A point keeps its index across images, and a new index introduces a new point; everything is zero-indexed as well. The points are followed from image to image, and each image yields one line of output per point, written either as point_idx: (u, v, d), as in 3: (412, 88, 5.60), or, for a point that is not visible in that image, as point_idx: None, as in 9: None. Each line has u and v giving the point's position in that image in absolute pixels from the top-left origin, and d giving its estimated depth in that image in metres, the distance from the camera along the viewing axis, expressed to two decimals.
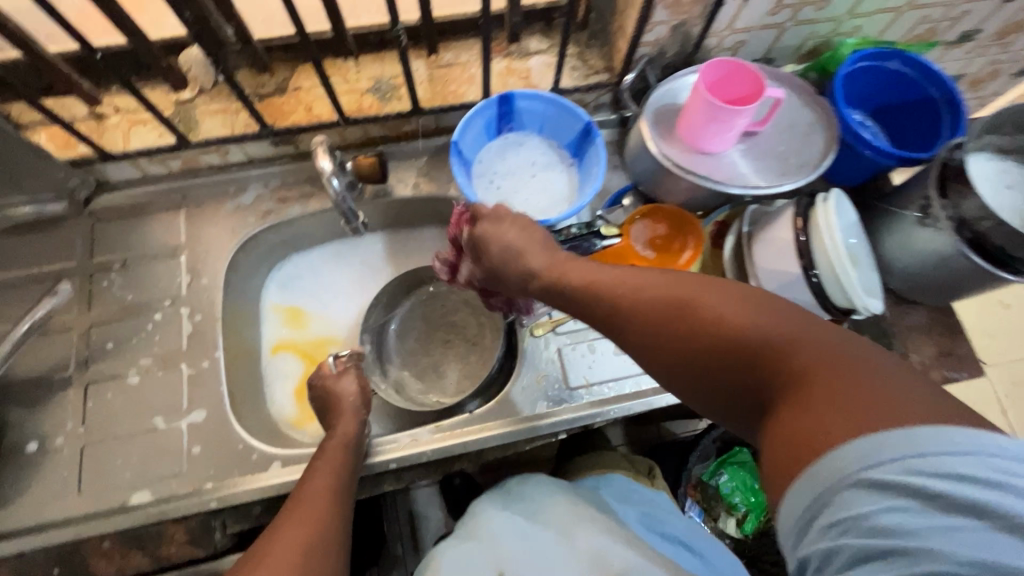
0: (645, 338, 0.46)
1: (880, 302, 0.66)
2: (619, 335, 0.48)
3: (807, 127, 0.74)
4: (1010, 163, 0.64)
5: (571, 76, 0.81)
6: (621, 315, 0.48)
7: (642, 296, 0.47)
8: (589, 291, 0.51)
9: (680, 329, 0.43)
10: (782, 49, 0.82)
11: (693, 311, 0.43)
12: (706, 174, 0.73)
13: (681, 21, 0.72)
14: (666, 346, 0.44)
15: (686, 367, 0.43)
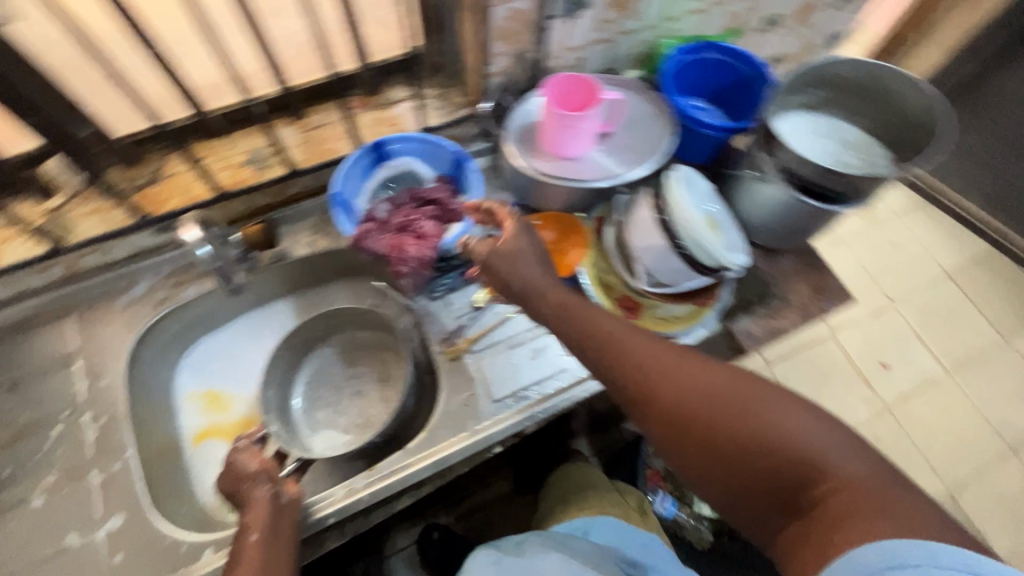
0: (682, 424, 0.54)
1: (745, 256, 0.73)
2: (650, 414, 0.56)
3: (649, 119, 0.83)
4: (819, 116, 0.74)
5: (437, 114, 0.87)
6: (663, 401, 0.55)
7: (697, 389, 0.53)
8: (635, 370, 0.57)
9: (722, 424, 0.51)
10: (619, 58, 0.92)
11: (740, 406, 0.51)
12: (572, 176, 0.80)
13: (519, 49, 0.79)
14: (706, 434, 0.52)
15: (719, 454, 0.51)
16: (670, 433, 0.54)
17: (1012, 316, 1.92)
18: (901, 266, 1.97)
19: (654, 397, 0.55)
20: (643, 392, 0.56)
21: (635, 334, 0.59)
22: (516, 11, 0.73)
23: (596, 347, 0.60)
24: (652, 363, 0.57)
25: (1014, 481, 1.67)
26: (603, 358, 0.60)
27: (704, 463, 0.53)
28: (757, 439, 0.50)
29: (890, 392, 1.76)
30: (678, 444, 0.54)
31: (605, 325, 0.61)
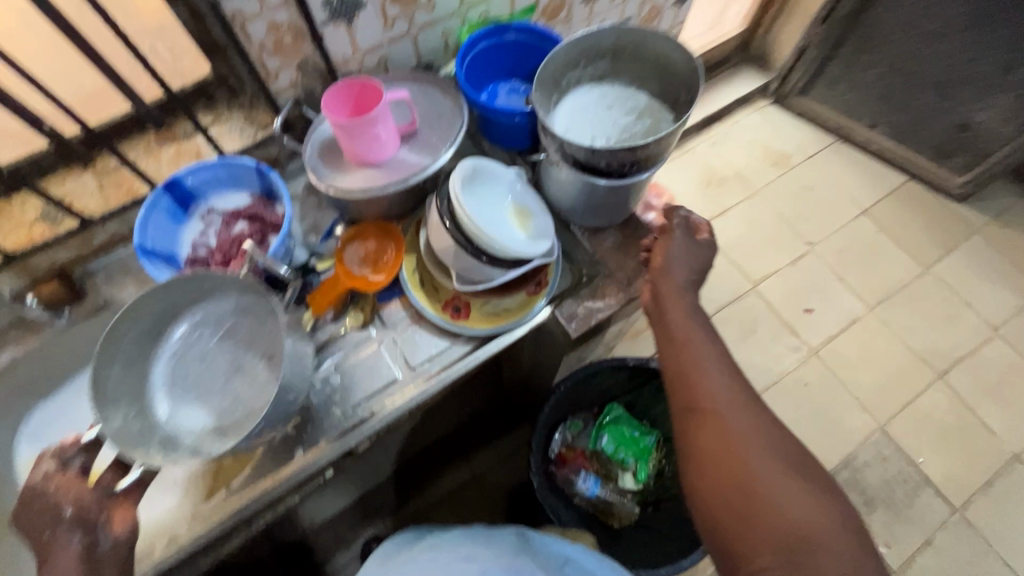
0: (719, 446, 0.67)
1: (548, 242, 0.74)
2: (698, 424, 0.69)
3: (450, 105, 0.81)
4: (605, 87, 0.74)
5: (242, 138, 0.84)
6: (717, 421, 0.68)
7: (745, 430, 0.67)
8: (704, 390, 0.70)
9: (754, 463, 0.65)
10: (432, 51, 0.89)
11: (767, 456, 0.65)
12: (381, 182, 0.77)
13: (302, 60, 0.77)
14: (737, 460, 0.65)
15: (737, 484, 0.65)
16: (704, 447, 0.68)
17: (931, 242, 1.93)
18: (818, 209, 1.98)
19: (707, 417, 0.69)
20: (703, 407, 0.69)
21: (722, 367, 0.72)
22: (276, 24, 0.70)
23: (678, 353, 0.73)
24: (722, 392, 0.70)
25: (944, 405, 1.69)
26: (682, 369, 0.72)
27: (720, 482, 0.66)
28: (773, 485, 0.63)
29: (816, 336, 1.78)
30: (704, 457, 0.68)
31: (693, 346, 0.73)
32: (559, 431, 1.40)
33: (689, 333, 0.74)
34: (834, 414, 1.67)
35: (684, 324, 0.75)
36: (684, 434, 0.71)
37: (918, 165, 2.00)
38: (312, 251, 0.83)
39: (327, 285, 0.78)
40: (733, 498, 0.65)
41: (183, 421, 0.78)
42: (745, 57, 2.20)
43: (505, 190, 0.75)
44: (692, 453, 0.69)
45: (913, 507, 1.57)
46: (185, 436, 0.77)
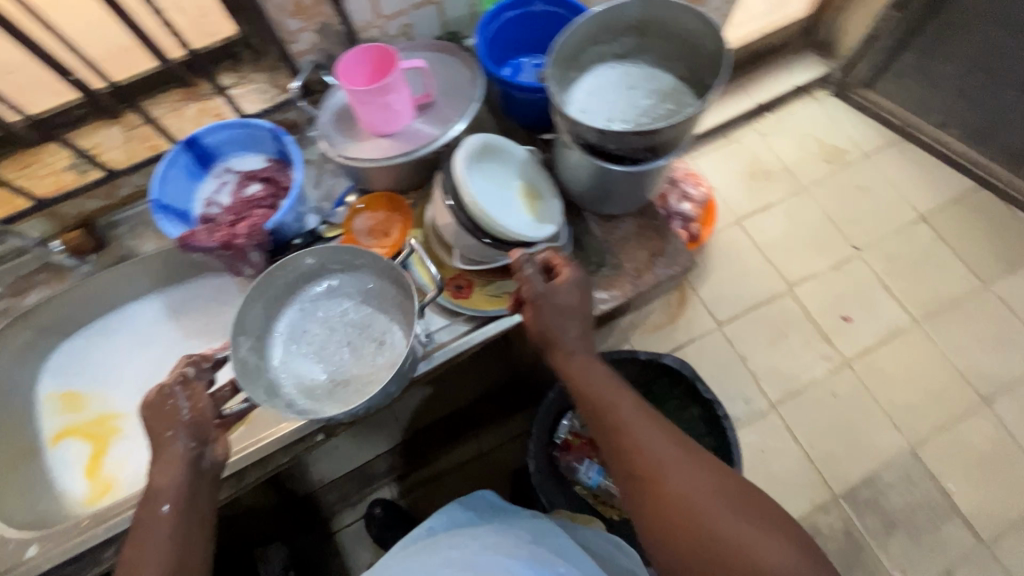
0: (669, 510, 0.64)
1: (553, 226, 0.72)
2: (642, 489, 0.67)
3: (468, 77, 0.78)
4: (630, 66, 0.71)
5: (262, 101, 0.85)
6: (657, 484, 0.66)
7: (685, 483, 0.65)
8: (636, 451, 0.69)
9: (703, 516, 0.62)
10: (458, 20, 0.87)
11: (714, 502, 0.63)
12: (393, 152, 0.76)
13: (322, 24, 0.76)
14: (685, 523, 0.62)
15: (696, 545, 0.61)
16: (655, 514, 0.65)
17: (993, 256, 1.78)
18: (869, 212, 1.85)
19: (649, 480, 0.66)
20: (642, 471, 0.67)
21: (648, 424, 0.71)
22: None
23: (609, 421, 0.72)
24: (655, 449, 0.68)
25: (986, 432, 1.58)
26: (614, 437, 0.71)
27: (683, 548, 0.62)
28: (731, 534, 0.60)
29: (851, 345, 1.68)
30: (658, 527, 0.64)
31: (622, 410, 0.72)
32: (568, 416, 1.38)
33: (616, 398, 0.74)
34: (860, 428, 1.59)
35: (608, 387, 0.75)
36: (634, 506, 0.68)
37: (990, 171, 1.83)
38: (324, 218, 0.83)
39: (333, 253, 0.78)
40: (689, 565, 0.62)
41: (294, 370, 0.82)
42: (807, 41, 2.05)
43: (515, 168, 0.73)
44: (648, 527, 0.66)
45: (936, 534, 1.48)
46: (286, 386, 0.81)
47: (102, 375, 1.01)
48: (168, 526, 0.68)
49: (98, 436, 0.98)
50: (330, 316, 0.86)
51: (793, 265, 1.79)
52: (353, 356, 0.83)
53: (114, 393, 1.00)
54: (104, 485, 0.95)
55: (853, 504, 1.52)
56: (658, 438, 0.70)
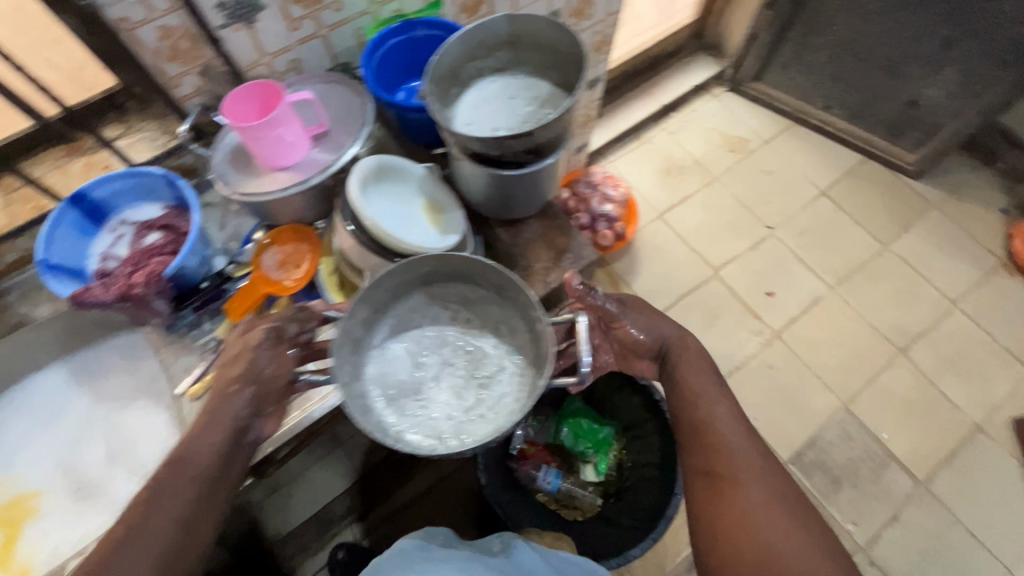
0: (732, 499, 0.70)
1: (455, 235, 0.75)
2: (718, 488, 0.71)
3: (358, 103, 0.80)
4: (509, 77, 0.77)
5: (153, 148, 0.84)
6: (734, 478, 0.71)
7: (759, 487, 0.70)
8: (722, 447, 0.74)
9: (769, 535, 0.66)
10: (347, 52, 0.89)
11: (778, 513, 0.68)
12: (290, 183, 0.76)
13: (205, 65, 0.77)
14: (742, 516, 0.68)
15: (742, 539, 0.67)
16: (715, 497, 0.71)
17: (888, 220, 1.95)
18: (776, 193, 1.99)
19: (724, 470, 0.72)
20: (716, 464, 0.73)
21: (740, 431, 0.75)
22: (169, 29, 0.71)
23: (697, 414, 0.78)
24: (739, 452, 0.73)
25: (907, 380, 1.71)
26: (700, 426, 0.77)
27: (726, 533, 0.68)
28: (784, 539, 0.66)
29: (778, 318, 1.79)
30: (712, 512, 0.71)
31: (714, 409, 0.77)
32: (521, 425, 1.39)
33: (710, 397, 0.79)
34: (797, 394, 1.69)
35: (712, 395, 0.79)
36: (698, 487, 0.74)
37: (873, 144, 2.02)
38: (231, 257, 0.82)
39: (244, 291, 0.78)
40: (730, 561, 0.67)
41: (391, 370, 0.70)
42: (699, 44, 2.22)
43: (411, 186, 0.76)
44: (705, 507, 0.72)
45: (878, 482, 1.58)
46: (372, 387, 0.69)
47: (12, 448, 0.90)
48: (190, 494, 0.63)
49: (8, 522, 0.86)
50: (467, 343, 0.73)
51: (714, 250, 1.89)
52: (459, 394, 0.69)
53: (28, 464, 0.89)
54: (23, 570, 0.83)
55: (802, 467, 1.59)
56: (750, 461, 0.73)
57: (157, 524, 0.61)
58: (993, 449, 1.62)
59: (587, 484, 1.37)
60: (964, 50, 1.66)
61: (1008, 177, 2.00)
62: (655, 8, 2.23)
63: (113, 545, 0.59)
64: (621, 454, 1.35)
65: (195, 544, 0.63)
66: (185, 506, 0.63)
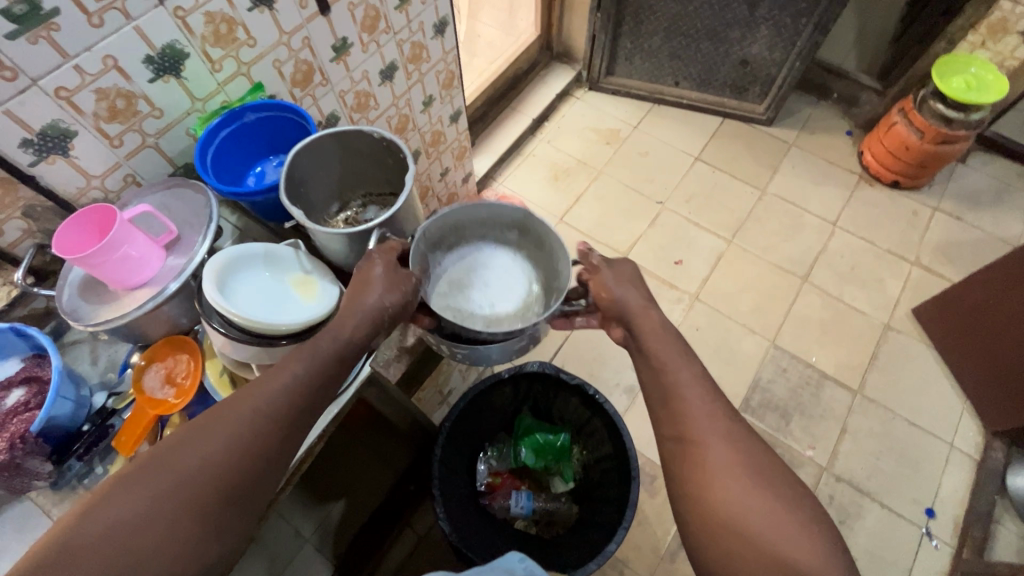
0: (699, 473, 0.67)
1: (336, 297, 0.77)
2: (683, 457, 0.69)
3: (202, 201, 0.80)
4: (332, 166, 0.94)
5: None
6: (703, 448, 0.68)
7: (732, 457, 0.67)
8: (691, 415, 0.70)
9: (733, 497, 0.64)
10: (184, 155, 0.88)
11: (754, 485, 0.65)
12: (148, 299, 0.74)
13: (27, 206, 0.74)
14: (712, 492, 0.65)
15: (709, 505, 0.65)
16: (682, 467, 0.69)
17: (758, 167, 2.13)
18: (657, 169, 2.13)
19: (692, 440, 0.69)
20: (684, 434, 0.70)
21: (710, 402, 0.71)
22: None
23: (665, 381, 0.74)
24: (710, 421, 0.69)
25: (817, 303, 1.85)
26: (668, 394, 0.73)
27: (698, 505, 0.66)
28: (760, 512, 0.62)
29: (692, 282, 1.89)
30: (685, 484, 0.68)
31: (691, 386, 0.73)
32: (483, 459, 1.40)
33: (685, 374, 0.74)
34: (729, 345, 1.78)
35: (679, 364, 0.76)
36: (668, 457, 0.72)
37: (724, 104, 2.22)
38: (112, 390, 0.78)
39: (131, 420, 0.74)
40: (701, 525, 0.66)
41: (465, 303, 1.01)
42: (550, 56, 2.36)
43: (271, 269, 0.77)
44: (677, 479, 0.69)
45: (821, 403, 1.68)
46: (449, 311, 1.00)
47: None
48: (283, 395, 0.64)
49: None
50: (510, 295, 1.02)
51: (617, 235, 1.99)
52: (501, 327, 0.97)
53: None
54: None
55: (753, 411, 1.68)
56: (713, 425, 0.69)
57: (215, 435, 0.60)
58: (905, 341, 1.78)
59: (560, 495, 1.38)
60: (767, 9, 1.86)
61: (843, 103, 2.24)
62: (501, 33, 2.36)
63: (184, 437, 0.59)
64: (582, 453, 1.38)
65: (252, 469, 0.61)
66: (258, 429, 0.62)
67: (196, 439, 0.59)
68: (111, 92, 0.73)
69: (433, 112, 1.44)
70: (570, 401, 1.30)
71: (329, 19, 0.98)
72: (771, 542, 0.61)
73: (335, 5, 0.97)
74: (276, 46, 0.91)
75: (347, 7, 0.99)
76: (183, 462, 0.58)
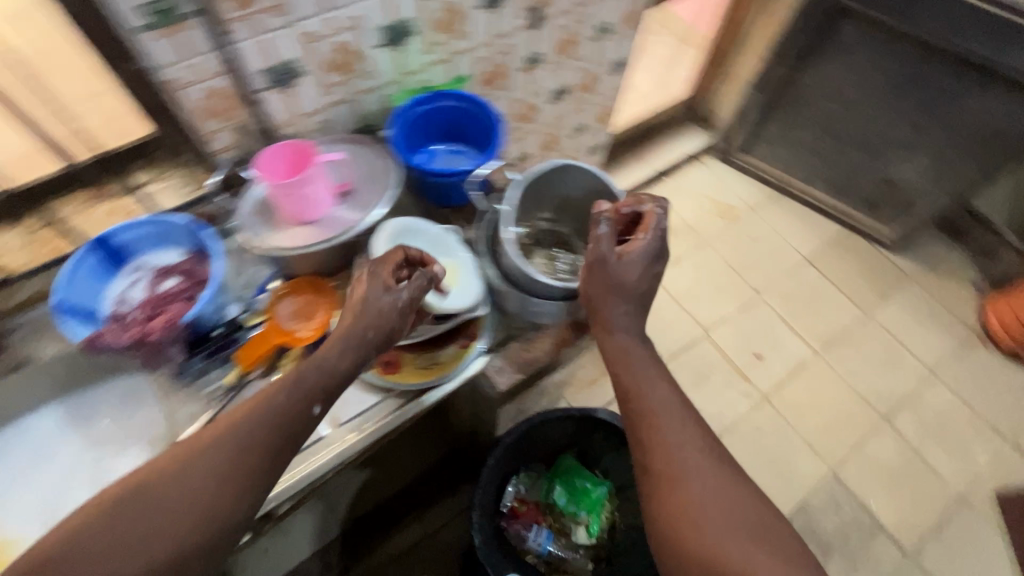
0: (688, 503, 0.67)
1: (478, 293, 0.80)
2: (661, 486, 0.69)
3: (383, 164, 0.84)
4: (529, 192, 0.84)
5: (179, 196, 0.86)
6: (684, 480, 0.68)
7: (710, 481, 0.69)
8: (670, 452, 0.70)
9: (707, 530, 0.65)
10: (373, 116, 0.94)
11: (734, 508, 0.67)
12: (312, 239, 0.79)
13: (240, 124, 0.81)
14: (693, 533, 0.65)
15: (686, 535, 0.65)
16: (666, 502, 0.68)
17: (868, 289, 2.04)
18: (763, 257, 2.08)
19: (676, 473, 0.69)
20: (665, 468, 0.70)
21: None
22: (214, 89, 0.74)
23: (648, 415, 0.73)
24: (689, 449, 0.71)
25: (891, 447, 1.73)
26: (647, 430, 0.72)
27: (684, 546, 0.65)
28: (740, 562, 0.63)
29: (766, 380, 1.83)
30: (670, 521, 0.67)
31: None
32: (513, 483, 1.36)
33: None
34: (786, 459, 1.70)
35: None
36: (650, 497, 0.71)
37: (852, 216, 2.14)
38: (247, 306, 0.82)
39: (253, 343, 0.79)
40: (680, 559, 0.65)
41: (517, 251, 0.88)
42: (690, 116, 2.36)
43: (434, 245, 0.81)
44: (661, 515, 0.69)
45: (867, 553, 1.57)
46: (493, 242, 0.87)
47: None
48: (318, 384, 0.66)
49: None
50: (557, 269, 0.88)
51: (703, 309, 1.95)
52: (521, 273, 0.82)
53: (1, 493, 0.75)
54: None
55: None
56: (681, 455, 0.70)
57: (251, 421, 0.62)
58: (976, 521, 1.64)
59: (579, 547, 1.35)
60: (934, 139, 1.78)
61: (977, 254, 2.12)
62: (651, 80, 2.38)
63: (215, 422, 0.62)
64: (614, 514, 1.35)
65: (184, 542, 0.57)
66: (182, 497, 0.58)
67: (146, 502, 0.57)
68: (345, 47, 0.80)
69: (579, 140, 1.48)
70: (624, 457, 1.28)
71: (536, 34, 1.02)
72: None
73: (545, 23, 1.01)
74: (484, 45, 0.96)
75: (554, 26, 1.04)
76: (183, 474, 0.59)
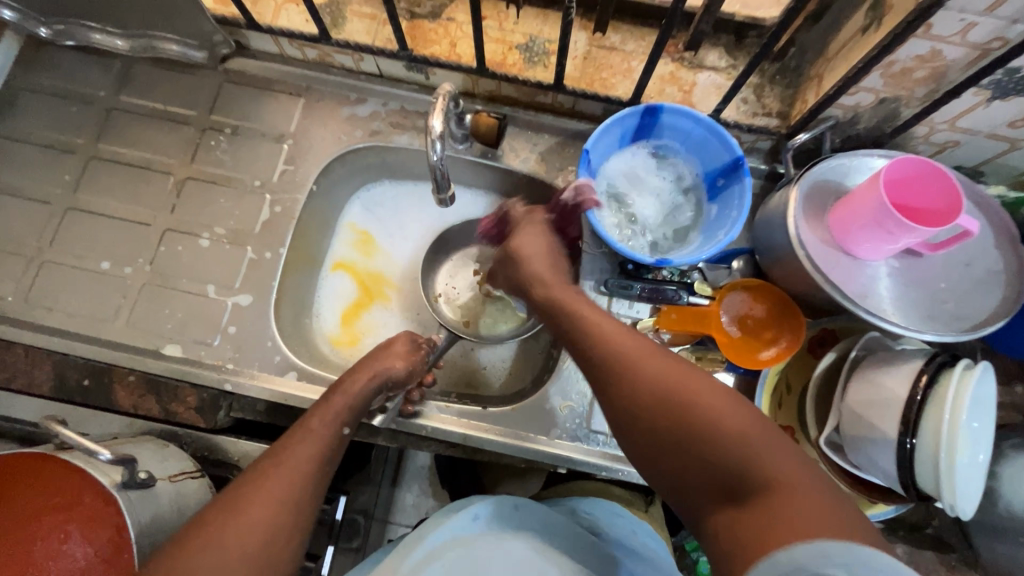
0: (737, 463, 0.41)
1: (969, 508, 0.53)
2: (590, 355, 0.51)
3: (987, 274, 0.61)
4: None
5: (737, 109, 0.71)
6: (657, 388, 0.46)
7: (711, 412, 0.44)
8: (622, 369, 0.48)
9: (656, 392, 0.46)
10: (1000, 168, 0.67)
11: (723, 403, 0.44)
12: (842, 279, 0.62)
13: (894, 96, 0.60)
14: (662, 390, 0.46)
15: (645, 401, 0.46)
16: (693, 458, 0.43)
17: None
18: None
19: (652, 409, 0.46)
20: (643, 412, 0.46)
21: None
22: (936, 54, 0.53)
23: (586, 334, 0.52)
24: (664, 373, 0.47)
25: None
26: (593, 349, 0.51)
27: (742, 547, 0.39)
28: (733, 422, 0.43)
29: None
30: (737, 533, 0.40)
31: None
32: None
33: None
34: None
35: None
36: (659, 471, 0.46)
37: None
38: (700, 270, 0.73)
39: (691, 312, 0.70)
40: (672, 449, 0.44)
41: None
42: None
43: (987, 411, 0.54)
44: (710, 504, 0.42)
45: None
46: None
47: (387, 218, 0.84)
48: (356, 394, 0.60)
49: (366, 293, 0.81)
50: None
51: None
52: None
53: (401, 245, 0.84)
54: (356, 338, 0.79)
55: None
56: (606, 318, 0.53)
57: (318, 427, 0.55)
58: None
59: None
60: None
61: None
62: None
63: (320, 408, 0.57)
64: None
65: (326, 442, 0.55)
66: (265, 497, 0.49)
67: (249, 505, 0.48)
68: None
69: None
70: None
71: None
72: (721, 444, 0.42)
73: None
74: None
75: None
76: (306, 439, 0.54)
